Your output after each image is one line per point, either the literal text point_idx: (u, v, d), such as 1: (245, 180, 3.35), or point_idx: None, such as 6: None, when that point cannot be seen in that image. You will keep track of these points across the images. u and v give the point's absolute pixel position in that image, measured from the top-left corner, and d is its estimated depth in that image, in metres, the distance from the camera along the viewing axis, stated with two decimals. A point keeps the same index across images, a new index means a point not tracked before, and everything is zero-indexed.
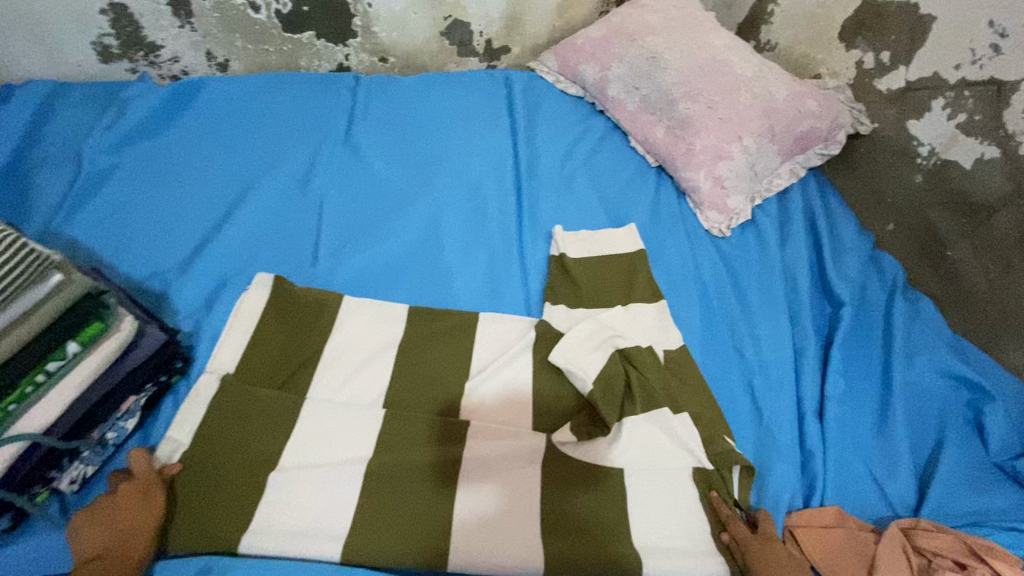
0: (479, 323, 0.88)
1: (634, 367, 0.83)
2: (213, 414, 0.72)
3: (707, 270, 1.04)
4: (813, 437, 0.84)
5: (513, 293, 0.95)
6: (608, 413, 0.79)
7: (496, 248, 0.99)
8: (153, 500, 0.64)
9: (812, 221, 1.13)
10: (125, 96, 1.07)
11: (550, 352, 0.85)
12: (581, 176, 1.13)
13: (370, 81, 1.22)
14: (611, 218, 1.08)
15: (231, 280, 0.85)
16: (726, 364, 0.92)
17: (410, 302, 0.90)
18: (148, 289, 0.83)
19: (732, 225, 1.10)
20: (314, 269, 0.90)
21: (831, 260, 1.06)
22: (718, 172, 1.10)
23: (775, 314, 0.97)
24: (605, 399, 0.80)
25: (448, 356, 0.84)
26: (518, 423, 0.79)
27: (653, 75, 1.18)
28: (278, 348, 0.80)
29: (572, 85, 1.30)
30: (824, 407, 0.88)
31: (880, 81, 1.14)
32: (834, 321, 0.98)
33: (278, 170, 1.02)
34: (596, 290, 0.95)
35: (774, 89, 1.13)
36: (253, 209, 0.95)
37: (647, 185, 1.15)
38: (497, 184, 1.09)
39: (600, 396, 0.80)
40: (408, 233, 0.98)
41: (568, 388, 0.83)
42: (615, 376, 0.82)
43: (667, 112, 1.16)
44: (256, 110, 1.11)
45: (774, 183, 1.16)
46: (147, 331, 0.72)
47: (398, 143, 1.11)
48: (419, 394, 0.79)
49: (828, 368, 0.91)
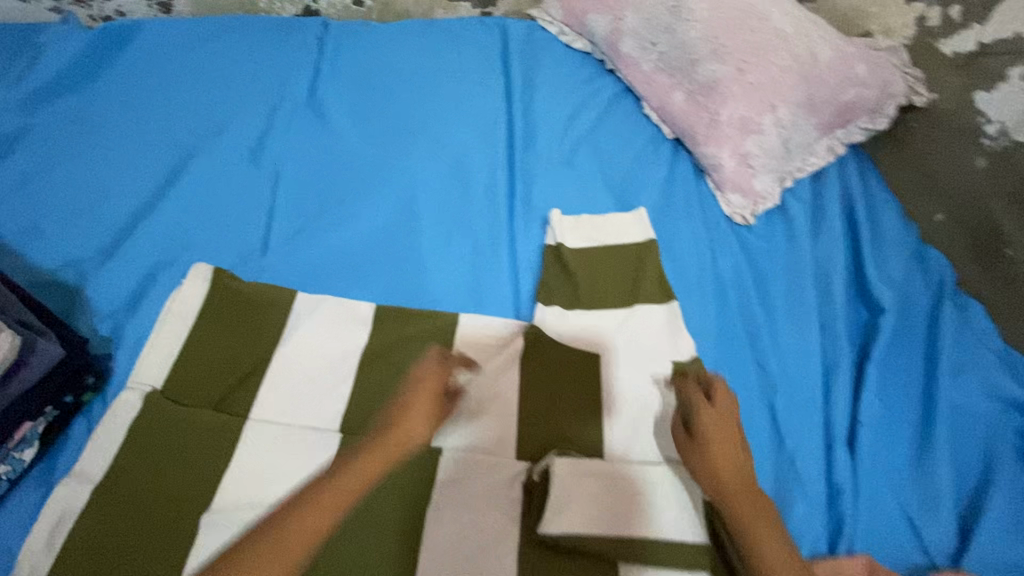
0: (459, 327, 0.75)
1: (663, 380, 0.73)
2: (133, 442, 0.61)
3: (727, 264, 0.90)
4: (843, 471, 0.73)
5: (500, 291, 0.81)
6: (589, 522, 0.61)
7: (479, 236, 0.85)
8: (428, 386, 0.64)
9: (851, 206, 0.98)
10: (41, 39, 0.92)
11: (550, 473, 0.63)
12: (584, 149, 0.97)
13: (340, 28, 1.03)
14: (618, 201, 0.93)
15: (161, 273, 0.73)
16: (744, 380, 0.79)
17: (377, 300, 0.77)
18: (61, 281, 0.72)
19: (757, 210, 0.95)
20: (262, 259, 0.77)
21: (871, 255, 0.91)
22: (744, 149, 0.95)
23: (804, 320, 0.84)
24: (586, 501, 0.62)
25: (415, 370, 0.71)
26: (498, 454, 0.67)
27: (675, 28, 1.00)
28: (216, 355, 0.67)
29: (579, 38, 1.11)
30: (856, 432, 0.76)
31: (946, 42, 0.96)
32: (871, 329, 0.85)
33: (223, 136, 0.87)
34: (597, 287, 0.81)
35: (817, 49, 0.96)
36: (190, 185, 0.82)
37: (661, 159, 0.99)
38: (484, 156, 0.93)
39: (572, 522, 0.61)
40: (378, 214, 0.84)
41: (540, 501, 0.62)
42: (623, 546, 0.60)
43: (688, 74, 0.99)
44: (192, 57, 0.95)
45: (809, 161, 0.99)
46: (36, 346, 0.60)
47: (367, 102, 0.95)
48: (383, 420, 0.67)
49: (862, 387, 0.79)
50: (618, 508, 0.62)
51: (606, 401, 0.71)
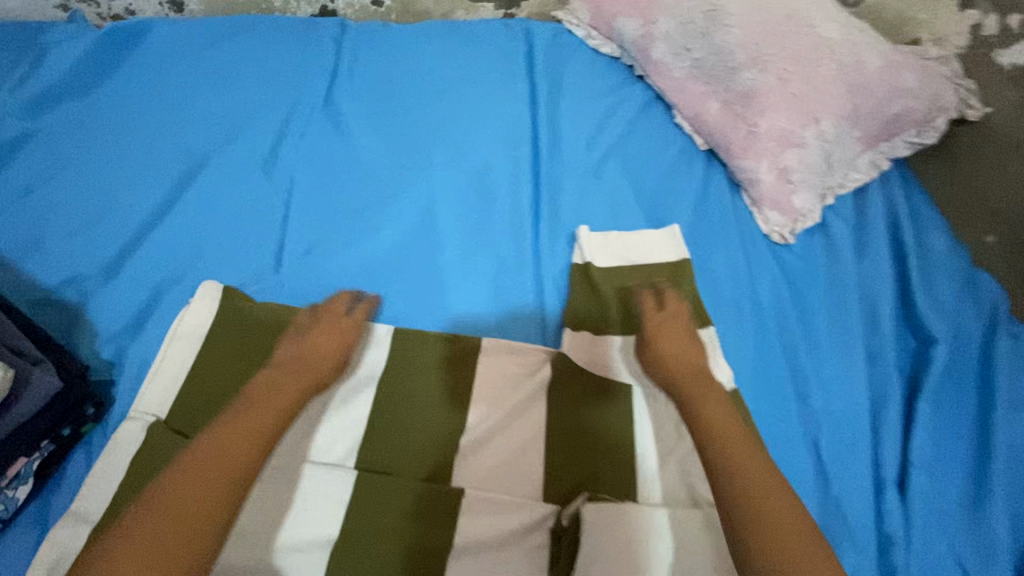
0: (482, 354, 0.70)
1: None
2: (133, 475, 0.57)
3: (766, 287, 0.84)
4: (893, 518, 0.68)
5: (526, 315, 0.76)
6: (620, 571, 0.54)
7: (503, 253, 0.80)
8: (341, 328, 0.66)
9: (897, 225, 0.92)
10: (46, 38, 0.88)
11: (579, 514, 0.58)
12: (612, 161, 0.92)
13: (358, 29, 0.99)
14: (649, 217, 0.87)
15: (167, 292, 0.70)
16: (786, 414, 0.74)
17: (395, 323, 0.73)
18: (64, 299, 0.69)
19: (797, 228, 0.89)
20: (275, 276, 0.74)
21: (919, 279, 0.85)
22: (784, 163, 0.89)
23: (848, 350, 0.79)
24: (618, 548, 0.56)
25: (437, 400, 0.67)
26: (523, 494, 0.62)
27: (710, 33, 0.94)
28: (222, 382, 0.63)
29: (607, 41, 1.06)
30: (906, 474, 0.71)
31: (1003, 53, 0.89)
32: (922, 361, 0.79)
33: (236, 144, 0.83)
34: (627, 311, 0.76)
35: (864, 57, 0.90)
36: (199, 197, 0.78)
37: (694, 172, 0.94)
38: (509, 167, 0.88)
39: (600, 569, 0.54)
40: (397, 230, 0.79)
41: (567, 548, 0.58)
42: None
43: (725, 83, 0.93)
44: (201, 59, 0.90)
45: (851, 176, 0.94)
46: (32, 378, 0.56)
47: (385, 108, 0.90)
48: (401, 454, 0.63)
49: (913, 425, 0.74)
50: (654, 557, 0.56)
51: (638, 437, 0.66)
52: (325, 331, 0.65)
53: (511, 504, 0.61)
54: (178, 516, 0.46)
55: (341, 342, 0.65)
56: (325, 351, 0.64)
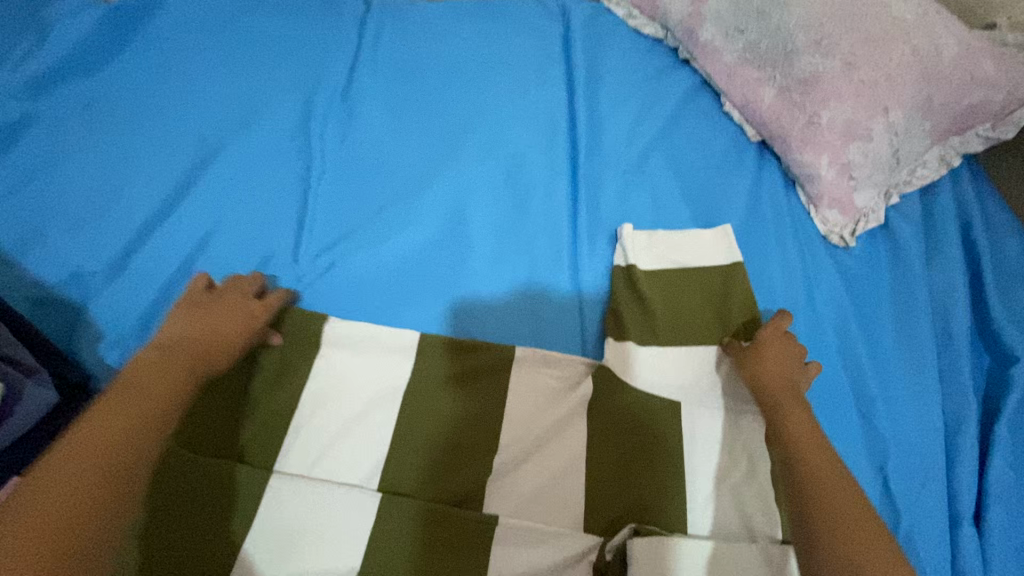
0: (516, 365, 0.64)
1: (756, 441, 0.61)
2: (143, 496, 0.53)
3: (825, 295, 0.77)
4: (970, 556, 0.61)
5: (564, 321, 0.69)
6: None
7: (538, 252, 0.73)
8: (246, 307, 0.61)
9: (967, 228, 0.83)
10: (48, 14, 0.83)
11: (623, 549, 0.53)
12: (656, 153, 0.85)
13: (382, 7, 0.92)
14: (696, 215, 0.80)
15: (174, 292, 0.65)
16: (850, 437, 0.67)
17: (421, 328, 0.67)
18: (65, 298, 0.64)
19: (858, 229, 0.81)
20: (294, 273, 0.69)
21: (996, 290, 0.77)
22: (847, 158, 0.80)
23: (917, 366, 0.71)
24: None
25: (463, 416, 0.61)
26: (562, 521, 0.56)
27: (768, 12, 0.84)
28: None
29: (649, 22, 0.98)
30: (983, 507, 0.64)
31: None
32: (1000, 382, 0.71)
33: (252, 131, 0.77)
34: (675, 320, 0.69)
35: (942, 42, 0.79)
36: (210, 189, 0.72)
37: (744, 167, 0.86)
38: (545, 157, 0.81)
39: None
40: (425, 224, 0.73)
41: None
42: None
43: (782, 67, 0.84)
44: (213, 38, 0.84)
45: (917, 173, 0.85)
46: (26, 393, 0.54)
47: (410, 92, 0.83)
48: (428, 476, 0.58)
49: (992, 453, 0.66)
50: None
51: (689, 463, 0.60)
52: (221, 313, 0.60)
53: (552, 535, 0.54)
54: (54, 510, 0.38)
55: (244, 322, 0.60)
56: (228, 329, 0.58)
